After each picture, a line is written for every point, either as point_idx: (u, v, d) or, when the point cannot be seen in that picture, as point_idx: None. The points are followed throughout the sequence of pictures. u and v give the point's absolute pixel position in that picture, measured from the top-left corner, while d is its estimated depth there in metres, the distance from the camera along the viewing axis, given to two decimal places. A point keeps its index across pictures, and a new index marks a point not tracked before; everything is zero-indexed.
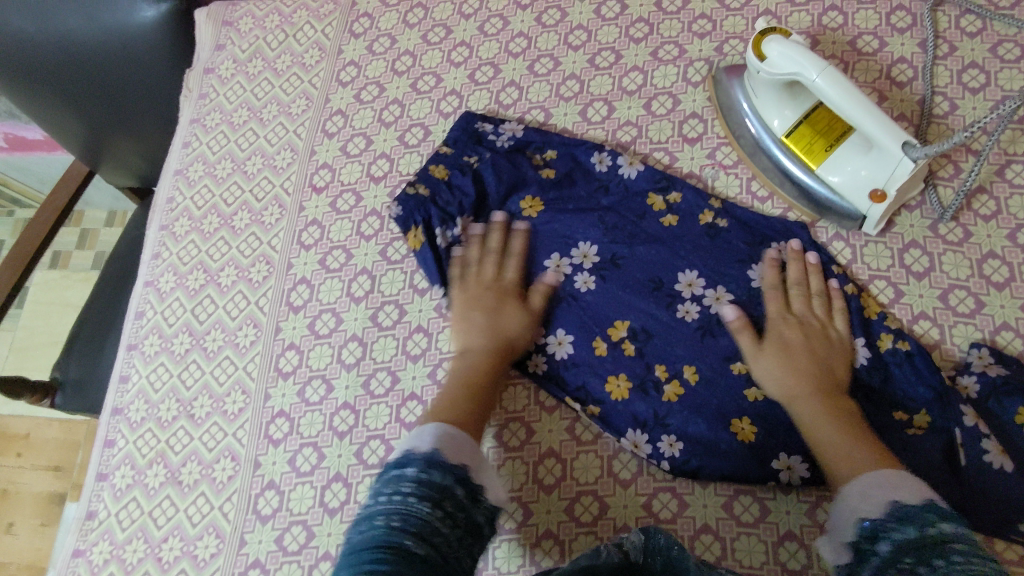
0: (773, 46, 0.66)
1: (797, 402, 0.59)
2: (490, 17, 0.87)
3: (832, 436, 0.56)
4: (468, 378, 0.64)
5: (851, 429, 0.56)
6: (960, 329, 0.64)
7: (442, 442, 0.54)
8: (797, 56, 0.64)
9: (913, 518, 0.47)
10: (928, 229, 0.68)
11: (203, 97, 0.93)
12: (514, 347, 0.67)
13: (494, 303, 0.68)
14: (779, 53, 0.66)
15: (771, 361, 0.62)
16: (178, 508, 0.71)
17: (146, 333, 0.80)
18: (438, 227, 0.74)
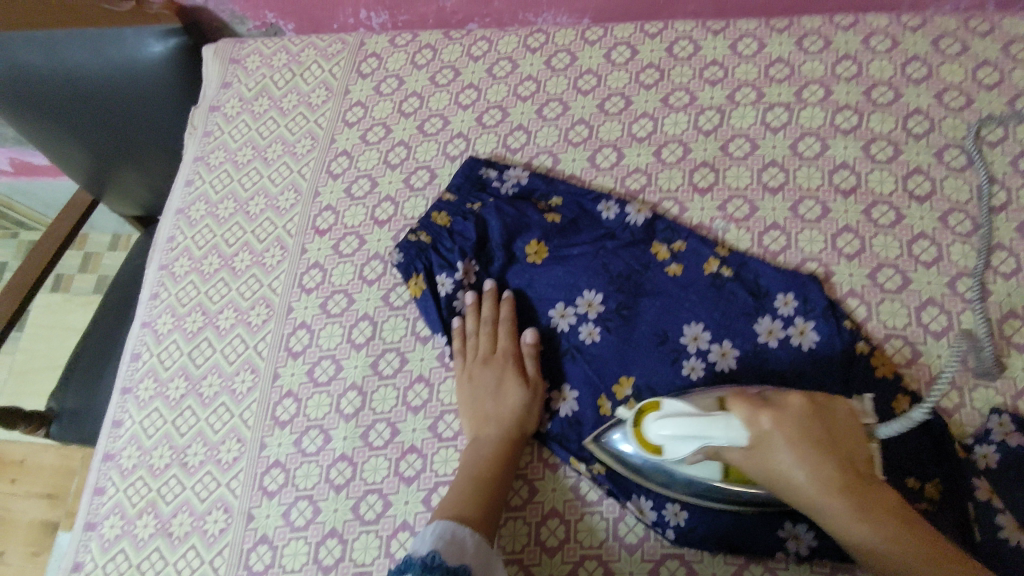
0: (655, 434, 0.55)
1: (854, 530, 0.49)
2: (499, 60, 0.87)
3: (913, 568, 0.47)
4: (478, 471, 0.62)
5: (880, 517, 0.49)
6: (980, 393, 0.61)
7: (441, 544, 0.54)
8: (683, 427, 0.52)
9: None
10: (946, 286, 0.66)
11: (208, 134, 0.92)
12: (524, 422, 0.65)
13: (495, 379, 0.67)
14: (672, 433, 0.53)
15: (795, 462, 0.51)
16: (168, 561, 0.68)
17: (141, 376, 0.78)
18: (439, 274, 0.73)
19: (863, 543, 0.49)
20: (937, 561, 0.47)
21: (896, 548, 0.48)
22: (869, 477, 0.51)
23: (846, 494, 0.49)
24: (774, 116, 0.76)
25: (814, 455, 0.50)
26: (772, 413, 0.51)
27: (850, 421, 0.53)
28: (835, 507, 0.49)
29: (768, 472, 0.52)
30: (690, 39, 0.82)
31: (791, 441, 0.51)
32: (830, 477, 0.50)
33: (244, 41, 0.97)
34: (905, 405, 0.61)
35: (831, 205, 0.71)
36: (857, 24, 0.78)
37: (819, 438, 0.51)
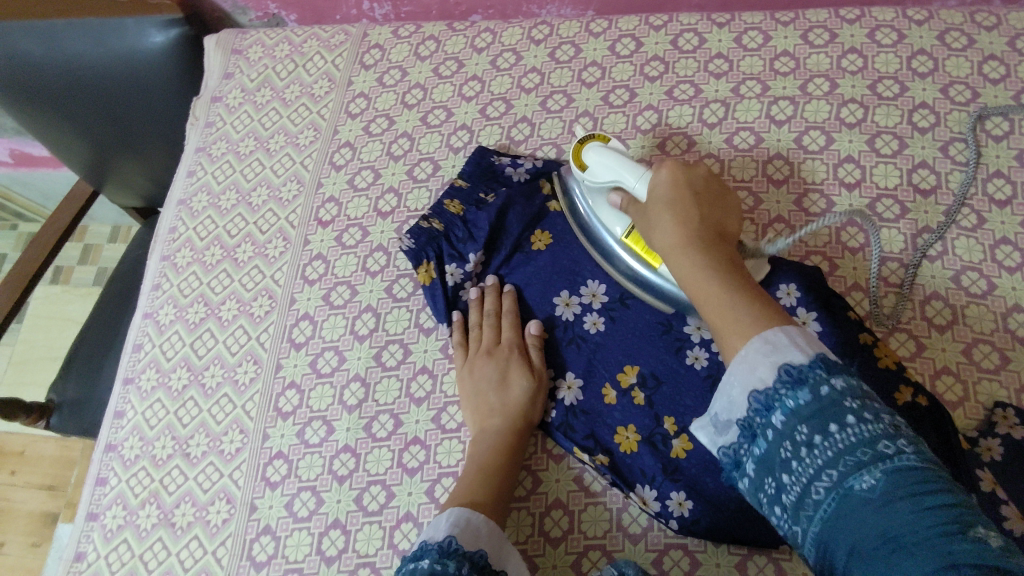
0: (591, 153, 0.67)
1: (693, 268, 0.52)
2: (503, 52, 0.86)
3: (715, 295, 0.50)
4: (485, 462, 0.62)
5: (730, 275, 0.51)
6: (984, 387, 0.62)
7: (457, 528, 0.54)
8: (611, 157, 0.66)
9: (804, 379, 0.42)
10: (950, 280, 0.66)
11: (210, 125, 0.92)
12: (527, 411, 0.65)
13: (499, 367, 0.66)
14: (598, 158, 0.67)
15: (667, 210, 0.57)
16: (170, 552, 0.68)
17: (143, 367, 0.78)
18: (450, 263, 0.73)
19: (709, 300, 0.50)
20: (754, 303, 0.48)
21: (730, 291, 0.49)
22: (724, 243, 0.55)
23: (703, 247, 0.53)
24: (780, 109, 0.76)
25: (686, 219, 0.56)
26: (672, 163, 0.60)
27: (731, 207, 0.60)
28: (685, 258, 0.53)
29: (652, 222, 0.59)
30: (695, 32, 0.82)
31: (671, 192, 0.58)
32: (691, 224, 0.55)
33: (246, 31, 0.97)
34: (909, 395, 0.60)
35: (836, 198, 0.71)
36: (863, 17, 0.78)
37: (697, 197, 0.58)
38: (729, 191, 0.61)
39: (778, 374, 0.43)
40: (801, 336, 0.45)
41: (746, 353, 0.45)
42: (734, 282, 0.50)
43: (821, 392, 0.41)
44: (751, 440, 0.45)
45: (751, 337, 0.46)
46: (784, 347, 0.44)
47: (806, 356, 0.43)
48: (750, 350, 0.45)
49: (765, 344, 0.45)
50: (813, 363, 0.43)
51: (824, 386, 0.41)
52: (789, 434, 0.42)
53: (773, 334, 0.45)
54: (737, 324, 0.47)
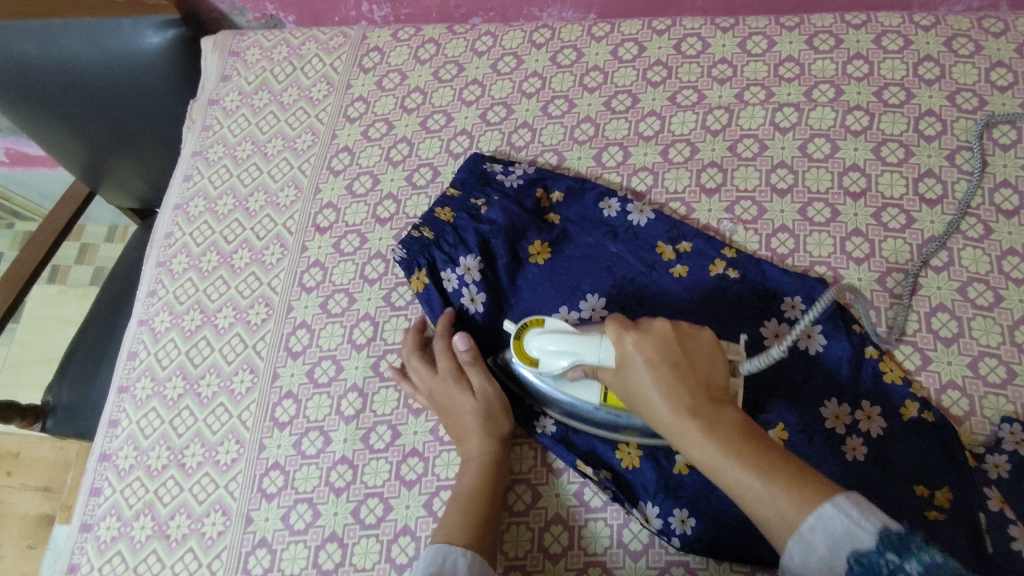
0: (533, 342, 0.61)
1: (701, 448, 0.47)
2: (504, 55, 0.85)
3: (750, 486, 0.45)
4: (467, 491, 0.61)
5: (742, 445, 0.46)
6: (990, 401, 0.61)
7: (427, 568, 0.55)
8: (557, 339, 0.59)
9: (874, 570, 0.40)
10: (956, 292, 0.65)
11: (206, 128, 0.91)
12: (495, 419, 0.65)
13: (452, 387, 0.66)
14: (544, 347, 0.60)
15: (644, 356, 0.51)
16: (165, 564, 0.67)
17: (138, 375, 0.77)
18: (443, 271, 0.72)
19: (734, 489, 0.46)
20: (795, 487, 0.44)
21: (748, 469, 0.45)
22: (713, 393, 0.50)
23: (702, 418, 0.48)
24: (784, 116, 0.74)
25: (670, 383, 0.49)
26: (635, 333, 0.52)
27: (712, 355, 0.53)
28: (689, 434, 0.48)
29: (633, 392, 0.52)
30: (698, 36, 0.81)
31: (651, 353, 0.51)
32: (681, 397, 0.49)
33: (243, 33, 0.95)
34: (915, 411, 0.60)
35: (841, 208, 0.70)
36: (869, 23, 0.77)
37: (674, 358, 0.51)
38: (700, 332, 0.54)
39: (848, 565, 0.41)
40: (859, 510, 0.42)
41: (805, 544, 0.43)
42: (752, 457, 0.46)
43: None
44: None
45: (805, 525, 0.43)
46: (846, 535, 0.41)
47: (870, 539, 0.41)
48: (811, 536, 0.42)
49: (828, 538, 0.42)
50: (879, 545, 0.40)
51: (899, 573, 0.39)
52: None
53: (830, 511, 0.42)
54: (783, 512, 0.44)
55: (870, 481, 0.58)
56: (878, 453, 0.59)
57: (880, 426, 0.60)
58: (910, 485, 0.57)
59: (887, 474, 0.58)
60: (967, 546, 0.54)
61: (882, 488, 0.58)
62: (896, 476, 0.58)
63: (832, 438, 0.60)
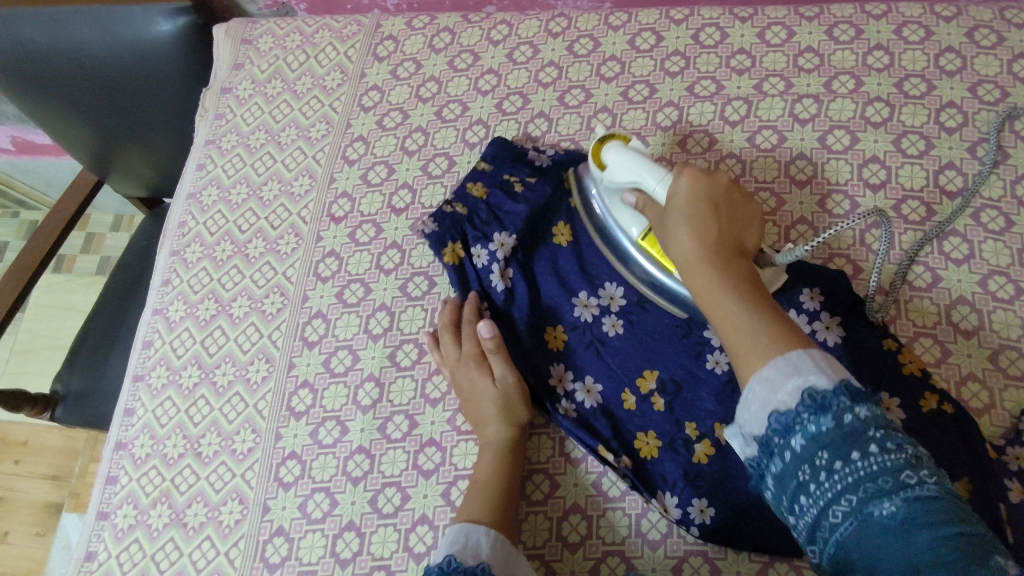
0: (610, 153, 0.63)
1: (707, 277, 0.49)
2: (519, 44, 0.85)
3: (735, 310, 0.47)
4: (486, 476, 0.61)
5: (750, 298, 0.47)
6: (1010, 394, 0.61)
7: (454, 547, 0.54)
8: (629, 158, 0.61)
9: (827, 406, 0.40)
10: (977, 284, 0.65)
11: (219, 117, 0.90)
12: (513, 407, 0.65)
13: (473, 370, 0.66)
14: (618, 158, 0.62)
15: (689, 190, 0.54)
16: (182, 552, 0.67)
17: (153, 364, 0.77)
18: (474, 244, 0.71)
19: (721, 314, 0.48)
20: (780, 333, 0.45)
21: (740, 302, 0.47)
22: (741, 257, 0.52)
23: (717, 262, 0.50)
24: (803, 108, 0.74)
25: (703, 226, 0.52)
26: (697, 171, 0.55)
27: (750, 220, 0.55)
28: (700, 269, 0.50)
29: (668, 230, 0.54)
30: (716, 26, 0.80)
31: (689, 196, 0.54)
32: (705, 237, 0.51)
33: (255, 20, 0.95)
34: (935, 403, 0.59)
35: (860, 200, 0.69)
36: (890, 13, 0.77)
37: (717, 200, 0.54)
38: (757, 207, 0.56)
39: (801, 398, 0.41)
40: (830, 365, 0.42)
41: (764, 376, 0.43)
42: (747, 300, 0.47)
43: (845, 421, 0.40)
44: (768, 458, 0.43)
45: (769, 359, 0.43)
46: (803, 369, 0.42)
47: (830, 382, 0.41)
48: (772, 370, 0.43)
49: (788, 367, 0.42)
50: (838, 391, 0.40)
51: (847, 414, 0.40)
52: (809, 460, 0.40)
53: (795, 355, 0.43)
54: (763, 350, 0.44)
55: None
56: None
57: (900, 418, 0.60)
58: None
59: None
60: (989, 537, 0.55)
61: None
62: None
63: None
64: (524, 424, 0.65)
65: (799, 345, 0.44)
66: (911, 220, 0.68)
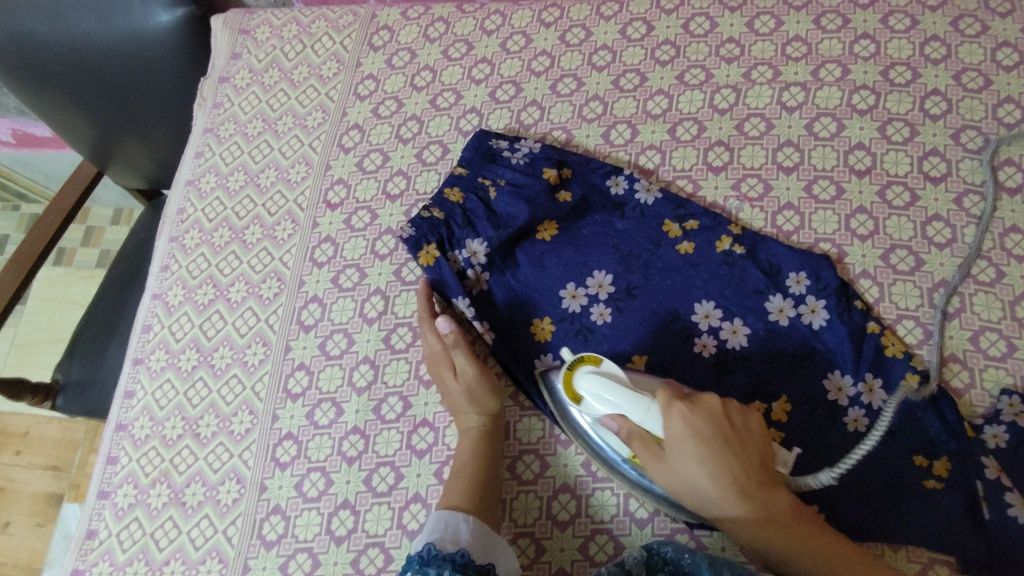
0: (584, 381, 0.59)
1: (755, 533, 0.51)
2: (513, 34, 0.86)
3: (812, 567, 0.51)
4: (469, 461, 0.63)
5: (801, 539, 0.51)
6: (990, 374, 0.62)
7: (435, 534, 0.57)
8: (612, 392, 0.57)
9: None
10: (959, 267, 0.66)
11: (217, 106, 0.92)
12: (481, 396, 0.66)
13: (439, 365, 0.68)
14: (594, 391, 0.58)
15: (690, 444, 0.52)
16: (181, 530, 0.69)
17: (152, 348, 0.78)
18: (452, 247, 0.72)
19: (791, 563, 0.51)
20: (842, 573, 0.50)
21: (816, 558, 0.51)
22: (776, 486, 0.53)
23: (762, 516, 0.51)
24: (791, 96, 0.75)
25: (730, 489, 0.51)
26: (686, 407, 0.53)
27: (757, 435, 0.54)
28: (753, 529, 0.51)
29: (681, 485, 0.53)
30: (706, 16, 0.81)
31: (701, 454, 0.52)
32: (745, 499, 0.51)
33: (253, 10, 0.96)
34: (915, 383, 0.61)
35: (846, 185, 0.71)
36: (877, 3, 0.78)
37: (727, 437, 0.52)
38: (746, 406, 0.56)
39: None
40: None
41: None
42: (807, 547, 0.51)
43: None
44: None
45: None
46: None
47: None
48: None
49: None
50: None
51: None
52: None
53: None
54: None
55: (871, 452, 0.59)
56: (878, 424, 0.60)
57: (880, 398, 0.61)
58: (910, 454, 0.59)
59: (888, 443, 0.59)
60: (964, 513, 0.56)
61: (882, 459, 0.59)
62: (898, 445, 0.59)
63: (833, 410, 0.61)
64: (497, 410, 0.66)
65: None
66: (895, 205, 0.69)
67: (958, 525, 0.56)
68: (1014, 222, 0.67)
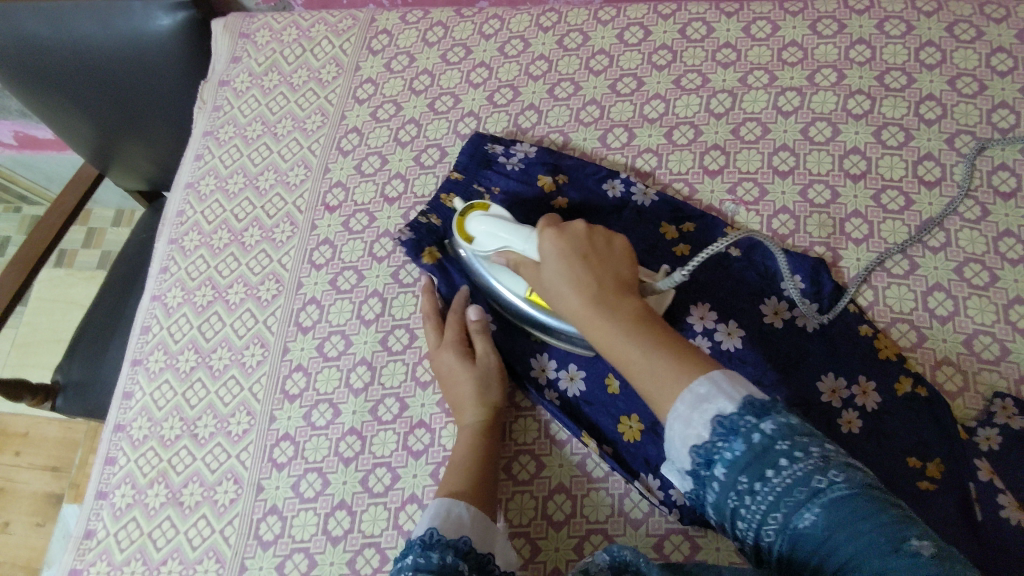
0: (476, 224, 0.65)
1: (600, 332, 0.52)
2: (511, 39, 0.86)
3: (639, 358, 0.50)
4: (468, 457, 0.63)
5: (645, 339, 0.50)
6: (983, 377, 0.62)
7: (439, 520, 0.55)
8: (497, 227, 0.64)
9: (736, 429, 0.44)
10: (953, 271, 0.66)
11: (217, 109, 0.92)
12: (481, 392, 0.66)
13: (442, 358, 0.68)
14: (486, 228, 0.64)
15: (552, 247, 0.58)
16: (179, 530, 0.69)
17: (151, 349, 0.79)
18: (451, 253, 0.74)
19: (634, 366, 0.50)
20: (675, 364, 0.48)
21: (642, 346, 0.50)
22: (623, 290, 0.55)
23: (611, 312, 0.53)
24: (787, 100, 0.76)
25: (576, 284, 0.55)
26: (553, 231, 0.58)
27: (620, 254, 0.58)
28: (598, 329, 0.52)
29: (547, 292, 0.58)
30: (703, 21, 0.82)
31: (557, 258, 0.57)
32: (588, 292, 0.54)
33: (253, 15, 0.97)
34: (909, 386, 0.61)
35: (841, 189, 0.71)
36: (872, 8, 0.78)
37: (584, 253, 0.56)
38: (618, 237, 0.59)
39: (711, 427, 0.45)
40: (730, 383, 0.46)
41: (678, 412, 0.46)
42: (646, 343, 0.50)
43: (755, 440, 0.43)
44: (702, 488, 0.46)
45: (679, 392, 0.47)
46: (710, 397, 0.45)
47: (732, 400, 0.45)
48: (681, 404, 0.46)
49: (694, 400, 0.46)
50: (742, 409, 0.44)
51: (754, 433, 0.43)
52: (731, 485, 0.44)
53: (700, 385, 0.46)
54: (670, 386, 0.47)
55: (865, 454, 0.60)
56: (872, 425, 0.61)
57: (874, 401, 0.61)
58: (904, 456, 0.59)
59: (882, 444, 0.60)
60: (958, 514, 0.56)
61: (876, 461, 0.59)
62: (891, 447, 0.60)
63: (828, 412, 0.62)
64: (497, 405, 0.66)
65: (689, 373, 0.47)
66: (890, 210, 0.69)
67: (952, 527, 0.56)
68: (1007, 226, 0.67)
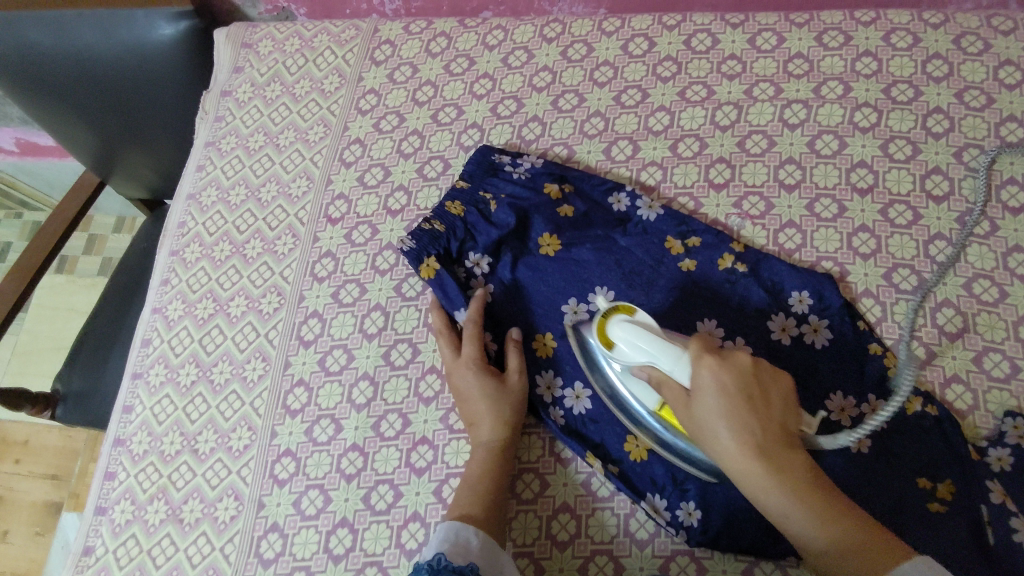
0: (618, 329, 0.60)
1: (767, 491, 0.48)
2: (514, 50, 0.86)
3: (811, 531, 0.47)
4: (481, 478, 0.62)
5: (820, 505, 0.48)
6: (994, 396, 0.61)
7: (446, 545, 0.56)
8: (641, 337, 0.58)
9: None
10: (962, 288, 0.65)
11: (219, 119, 0.92)
12: (498, 411, 0.65)
13: (462, 376, 0.67)
14: (627, 337, 0.60)
15: (716, 387, 0.52)
16: (179, 547, 0.68)
17: (151, 362, 0.78)
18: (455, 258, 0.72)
19: (805, 536, 0.47)
20: (862, 547, 0.46)
21: (815, 516, 0.47)
22: (787, 440, 0.51)
23: (776, 467, 0.49)
24: (793, 113, 0.75)
25: (743, 429, 0.50)
26: (714, 359, 0.53)
27: (783, 391, 0.53)
28: (753, 473, 0.49)
29: (702, 427, 0.52)
30: (708, 32, 0.81)
31: (724, 397, 0.51)
32: (751, 439, 0.50)
33: (255, 25, 0.96)
34: (918, 405, 0.61)
35: (848, 204, 0.70)
36: (879, 20, 0.78)
37: (749, 392, 0.51)
38: (780, 375, 0.54)
39: None
40: (926, 568, 0.44)
41: None
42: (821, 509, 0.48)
43: None
44: None
45: None
46: None
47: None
48: None
49: None
50: None
51: None
52: None
53: (904, 574, 0.44)
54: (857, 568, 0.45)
55: (874, 475, 0.59)
56: (882, 445, 0.60)
57: (883, 420, 0.61)
58: (914, 476, 0.58)
59: (891, 465, 0.59)
60: (969, 537, 0.55)
61: (886, 481, 0.58)
62: (901, 467, 0.59)
63: (837, 432, 0.61)
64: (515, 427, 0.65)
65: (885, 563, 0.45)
66: (898, 225, 0.69)
67: (963, 550, 0.55)
68: (1015, 241, 0.67)
